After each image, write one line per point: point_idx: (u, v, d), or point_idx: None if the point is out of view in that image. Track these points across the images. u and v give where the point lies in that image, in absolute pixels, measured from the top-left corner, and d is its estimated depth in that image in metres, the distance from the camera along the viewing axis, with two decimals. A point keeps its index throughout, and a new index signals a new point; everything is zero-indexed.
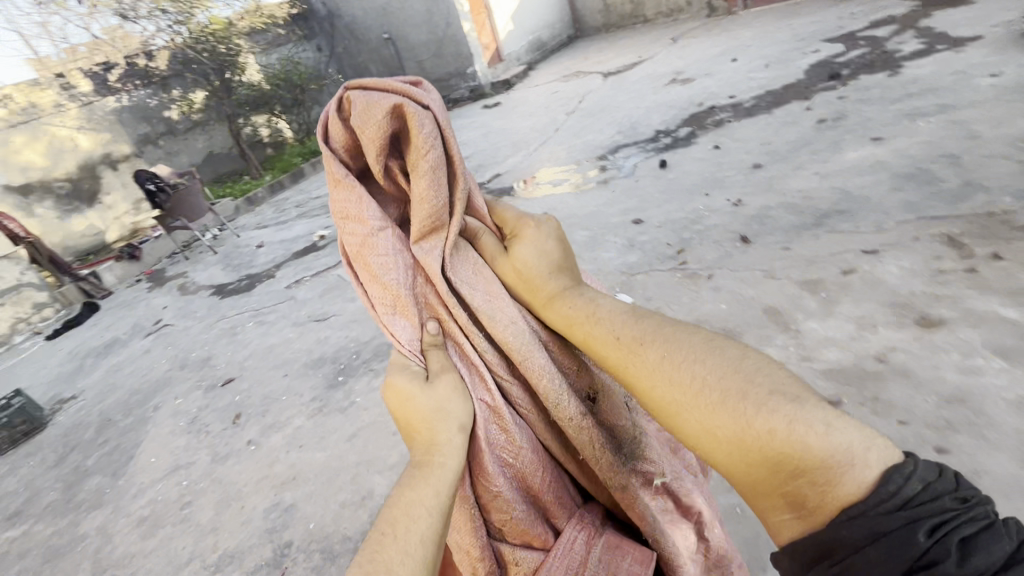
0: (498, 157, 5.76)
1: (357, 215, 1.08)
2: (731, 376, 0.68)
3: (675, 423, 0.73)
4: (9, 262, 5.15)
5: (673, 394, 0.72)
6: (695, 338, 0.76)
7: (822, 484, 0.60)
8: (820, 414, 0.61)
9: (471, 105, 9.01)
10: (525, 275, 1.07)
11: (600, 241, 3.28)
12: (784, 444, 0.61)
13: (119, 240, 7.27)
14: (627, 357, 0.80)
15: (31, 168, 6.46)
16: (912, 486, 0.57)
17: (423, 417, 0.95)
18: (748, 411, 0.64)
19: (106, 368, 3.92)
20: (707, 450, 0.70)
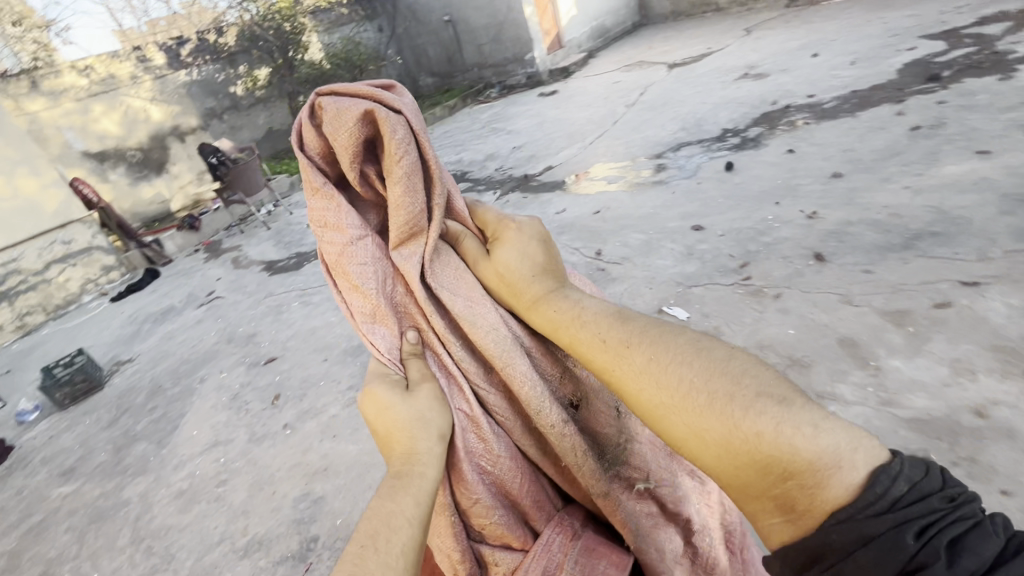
0: (552, 149, 5.59)
1: (336, 225, 1.13)
2: (716, 377, 0.69)
3: (662, 424, 0.74)
4: (82, 225, 5.34)
5: (657, 398, 0.74)
6: (687, 336, 0.77)
7: (806, 485, 0.59)
8: (808, 415, 0.61)
9: (528, 92, 8.81)
10: (508, 279, 1.12)
11: (655, 247, 3.09)
12: (775, 449, 0.60)
13: (183, 209, 7.57)
14: (615, 360, 0.81)
15: (107, 137, 6.85)
16: (898, 487, 0.56)
17: (401, 426, 1.01)
18: (737, 413, 0.64)
19: (161, 335, 4.08)
20: (692, 453, 0.70)
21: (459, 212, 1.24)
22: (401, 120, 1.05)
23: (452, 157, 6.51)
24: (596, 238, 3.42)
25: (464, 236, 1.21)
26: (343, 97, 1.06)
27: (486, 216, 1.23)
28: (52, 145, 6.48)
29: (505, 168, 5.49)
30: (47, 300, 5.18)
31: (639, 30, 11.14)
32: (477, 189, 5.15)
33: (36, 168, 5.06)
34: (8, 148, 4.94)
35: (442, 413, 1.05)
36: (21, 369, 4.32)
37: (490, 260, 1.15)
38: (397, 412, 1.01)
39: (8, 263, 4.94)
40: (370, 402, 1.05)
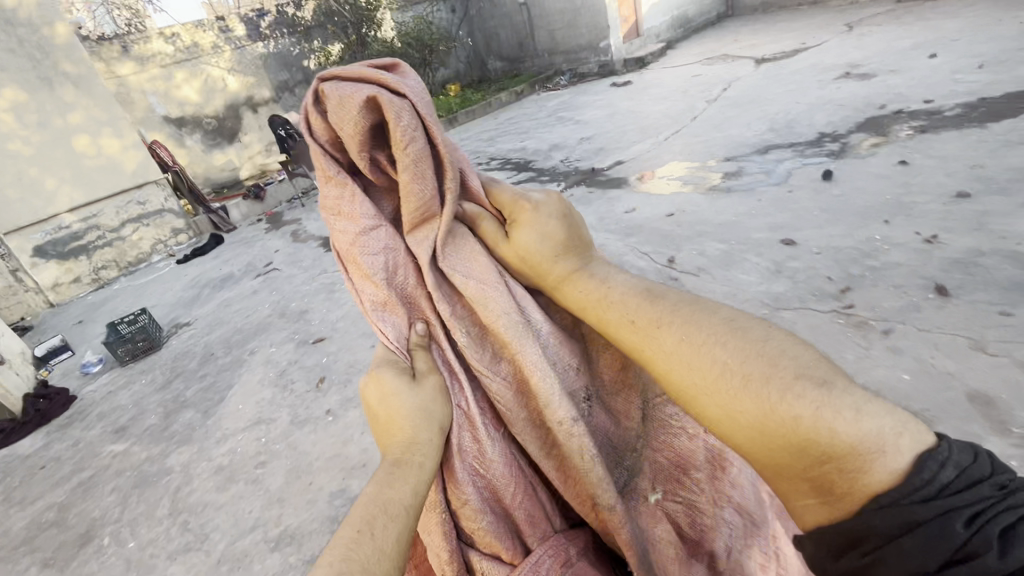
0: (623, 143, 5.27)
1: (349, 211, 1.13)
2: (746, 347, 0.71)
3: (705, 411, 0.74)
4: (157, 187, 5.56)
5: (687, 380, 0.76)
6: (716, 317, 0.78)
7: (852, 472, 0.60)
8: (853, 400, 0.60)
9: (599, 82, 8.45)
10: (529, 260, 1.13)
11: (737, 260, 2.79)
12: (812, 430, 0.60)
13: (251, 177, 7.85)
14: (646, 336, 0.84)
15: (187, 103, 7.09)
16: (949, 473, 0.58)
17: (405, 415, 1.02)
18: (773, 394, 0.65)
19: (219, 302, 4.17)
20: (727, 429, 0.72)
21: (472, 188, 1.22)
22: (408, 104, 1.05)
23: (516, 145, 6.32)
24: (667, 244, 3.15)
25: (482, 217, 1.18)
26: (348, 87, 1.07)
27: (501, 194, 1.21)
28: (137, 109, 6.71)
29: (571, 159, 5.24)
30: (120, 256, 5.43)
31: (723, 23, 10.47)
32: (540, 180, 4.94)
33: (119, 130, 5.29)
34: (96, 109, 5.14)
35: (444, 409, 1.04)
36: (92, 322, 4.53)
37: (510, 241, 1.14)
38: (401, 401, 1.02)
39: (89, 219, 5.19)
40: (372, 385, 1.06)
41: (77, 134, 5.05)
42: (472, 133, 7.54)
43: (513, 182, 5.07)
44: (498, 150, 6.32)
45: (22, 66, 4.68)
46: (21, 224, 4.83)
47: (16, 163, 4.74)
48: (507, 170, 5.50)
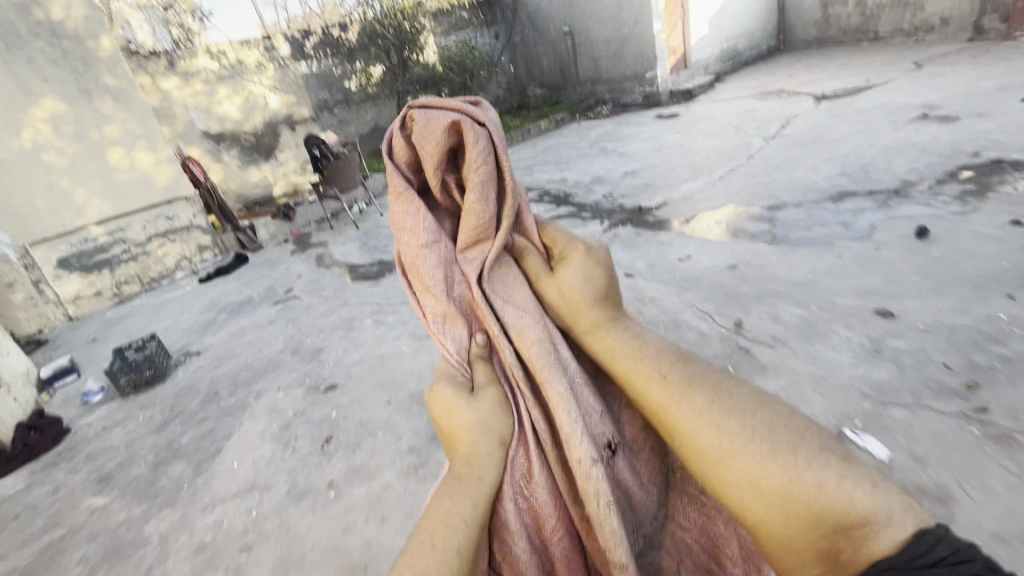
0: (672, 180, 4.88)
1: (414, 229, 1.12)
2: (753, 416, 0.76)
3: (723, 470, 0.75)
4: (187, 203, 5.45)
5: (715, 442, 0.76)
6: (746, 392, 0.81)
7: (858, 536, 0.65)
8: (867, 475, 0.67)
9: (643, 113, 8.13)
10: (571, 299, 1.08)
11: (821, 332, 2.35)
12: (831, 501, 0.66)
13: (284, 195, 7.72)
14: (673, 397, 0.82)
15: (226, 119, 7.03)
16: (943, 548, 0.61)
17: (464, 431, 0.94)
18: (798, 459, 0.70)
19: (233, 330, 3.91)
20: (739, 498, 0.74)
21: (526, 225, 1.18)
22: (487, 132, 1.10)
23: (555, 175, 6.01)
24: (733, 303, 2.72)
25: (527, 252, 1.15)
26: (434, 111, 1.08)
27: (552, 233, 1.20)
28: (178, 123, 6.70)
29: (615, 195, 4.87)
30: (144, 271, 5.27)
31: (774, 57, 10.08)
32: (581, 215, 4.59)
33: (154, 145, 5.20)
34: (133, 122, 5.07)
35: (503, 415, 0.98)
36: (105, 341, 4.33)
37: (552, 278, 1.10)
38: (462, 415, 0.96)
39: (116, 231, 5.07)
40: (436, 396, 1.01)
41: (112, 147, 4.97)
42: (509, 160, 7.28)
43: (552, 216, 4.73)
44: (536, 180, 6.02)
45: (64, 77, 4.65)
46: (47, 235, 4.73)
47: (49, 173, 4.67)
48: (546, 202, 5.17)
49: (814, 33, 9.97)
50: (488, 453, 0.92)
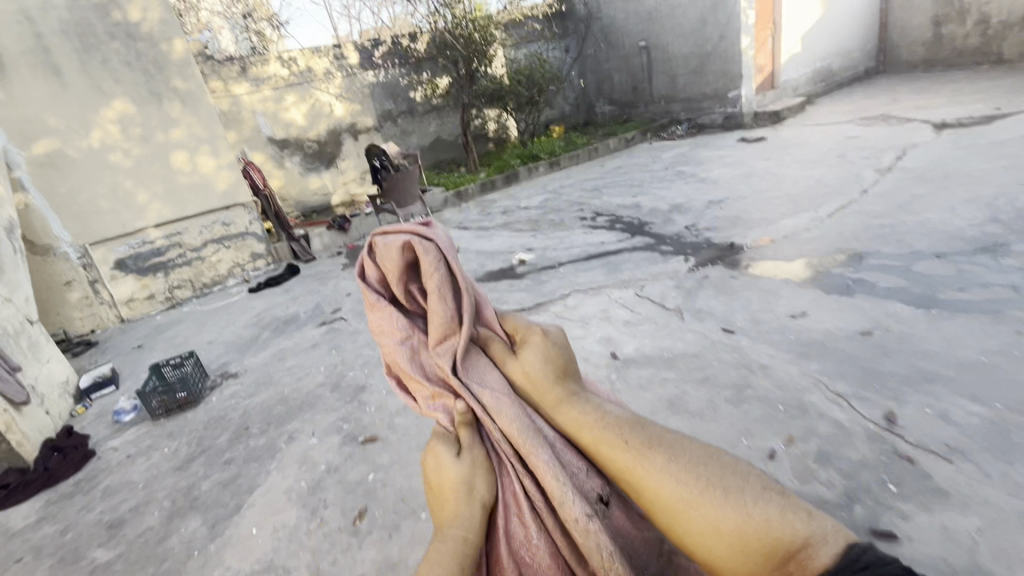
0: (767, 214, 4.27)
1: (390, 330, 1.26)
2: (703, 467, 0.98)
3: (688, 518, 0.96)
4: (243, 210, 5.34)
5: (675, 492, 0.97)
6: (693, 446, 1.02)
7: (802, 556, 0.87)
8: (796, 503, 0.92)
9: (723, 136, 7.51)
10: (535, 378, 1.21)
11: (1019, 447, 1.73)
12: (780, 532, 0.89)
13: (341, 204, 7.55)
14: (637, 458, 1.03)
15: (292, 125, 6.97)
16: (866, 552, 0.84)
17: (453, 486, 1.08)
18: (746, 499, 0.93)
19: (274, 352, 3.64)
20: (706, 544, 0.95)
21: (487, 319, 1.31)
22: (433, 246, 1.25)
23: (627, 200, 5.50)
24: (876, 387, 2.12)
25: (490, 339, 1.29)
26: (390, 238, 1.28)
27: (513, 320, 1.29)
28: (245, 128, 6.64)
29: (700, 227, 4.30)
30: (197, 277, 5.17)
31: (873, 80, 9.18)
32: (661, 248, 4.05)
33: (217, 150, 5.13)
34: (199, 126, 5.01)
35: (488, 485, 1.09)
36: (150, 350, 4.18)
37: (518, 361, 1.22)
38: (451, 471, 1.09)
39: (172, 236, 5.00)
40: (428, 455, 1.14)
41: (176, 151, 4.91)
42: (575, 180, 6.84)
43: (626, 247, 4.22)
44: (606, 204, 5.53)
45: (136, 79, 4.64)
46: (107, 236, 4.69)
47: (114, 174, 4.65)
48: (617, 229, 4.67)
49: (921, 54, 9.04)
50: (471, 513, 1.04)
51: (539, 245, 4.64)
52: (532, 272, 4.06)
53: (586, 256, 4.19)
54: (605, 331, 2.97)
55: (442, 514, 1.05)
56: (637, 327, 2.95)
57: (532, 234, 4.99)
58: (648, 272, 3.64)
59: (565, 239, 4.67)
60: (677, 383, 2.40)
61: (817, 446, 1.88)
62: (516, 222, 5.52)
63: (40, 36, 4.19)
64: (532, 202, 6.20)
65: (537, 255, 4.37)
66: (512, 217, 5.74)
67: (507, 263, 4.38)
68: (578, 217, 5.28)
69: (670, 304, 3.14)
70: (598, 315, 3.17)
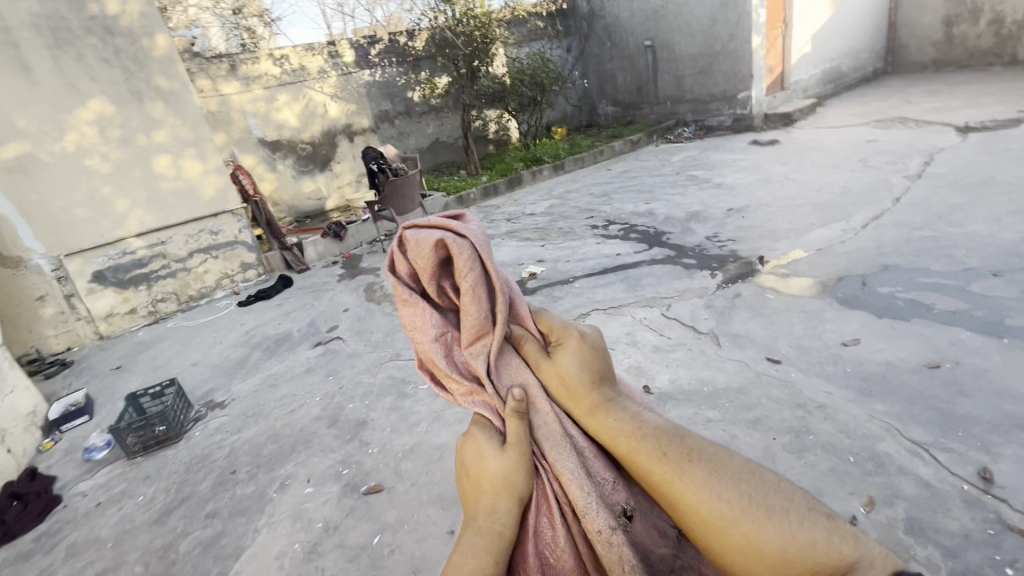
0: (794, 223, 4.01)
1: (425, 326, 1.02)
2: (745, 481, 0.78)
3: (724, 540, 0.77)
4: (232, 217, 5.03)
5: (713, 512, 0.77)
6: (734, 458, 0.82)
7: None
8: (845, 529, 0.74)
9: (733, 139, 7.26)
10: (571, 383, 0.98)
11: None
12: (822, 558, 0.72)
13: (335, 209, 7.22)
14: (675, 470, 0.81)
15: (285, 127, 6.62)
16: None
17: (486, 484, 0.88)
18: (792, 522, 0.74)
19: (265, 377, 3.32)
20: (740, 563, 0.76)
21: (523, 316, 1.07)
22: (469, 243, 1.00)
23: (639, 207, 5.22)
24: (959, 434, 1.85)
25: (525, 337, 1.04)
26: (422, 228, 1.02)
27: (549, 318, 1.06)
28: (234, 129, 6.28)
29: (722, 238, 4.03)
30: (182, 289, 4.84)
31: (882, 81, 8.97)
32: (683, 261, 3.77)
33: (203, 153, 4.80)
34: (183, 128, 4.67)
35: (527, 479, 0.90)
36: (129, 372, 3.84)
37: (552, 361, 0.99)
38: (490, 464, 0.89)
39: (155, 245, 4.66)
40: (471, 443, 0.94)
41: (159, 154, 4.57)
42: (581, 184, 6.54)
43: (644, 259, 3.94)
44: (617, 210, 5.26)
45: (115, 77, 4.29)
46: (84, 246, 4.33)
47: (90, 179, 4.30)
48: (632, 239, 4.39)
49: (931, 55, 8.85)
50: (509, 508, 0.86)
51: (550, 256, 4.35)
52: (544, 286, 3.77)
53: (602, 269, 3.90)
54: (633, 359, 2.68)
55: (478, 503, 0.87)
56: (669, 354, 2.67)
57: (540, 244, 4.70)
58: (672, 289, 3.36)
59: (576, 250, 4.38)
60: (724, 425, 2.11)
61: (905, 513, 1.60)
62: (522, 229, 5.24)
63: (7, 29, 3.83)
64: (537, 208, 5.91)
65: (548, 268, 4.09)
66: (518, 224, 5.45)
67: (516, 276, 4.08)
68: (588, 224, 4.99)
69: (702, 327, 2.85)
70: (623, 339, 2.88)
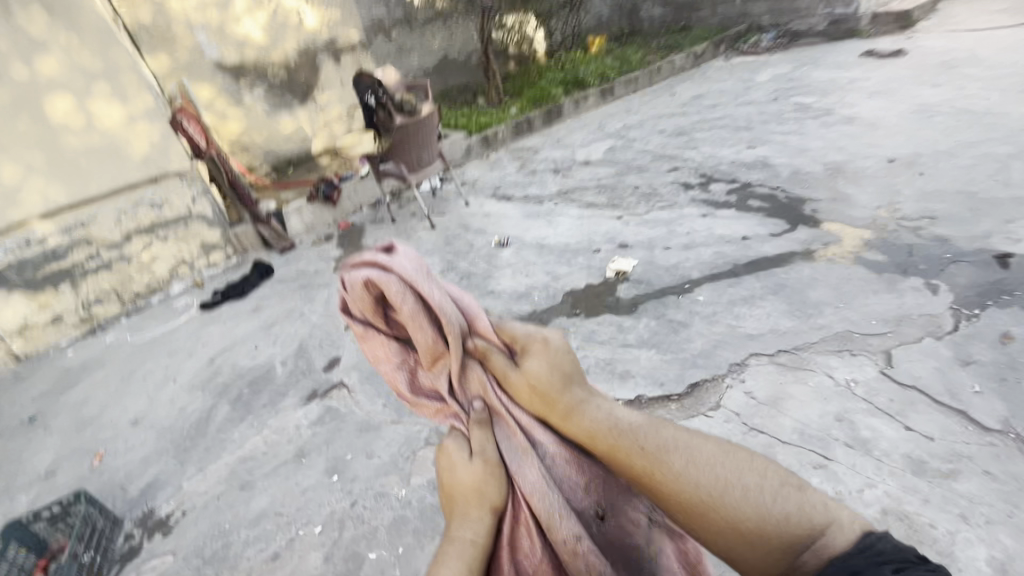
0: (1019, 187, 2.65)
1: (386, 356, 1.12)
2: (718, 465, 0.86)
3: (707, 525, 0.85)
4: (181, 182, 3.62)
5: (689, 497, 0.86)
6: (707, 443, 0.90)
7: (816, 546, 0.77)
8: (819, 496, 0.82)
9: (835, 49, 5.59)
10: (540, 388, 1.02)
11: None
12: (798, 526, 0.79)
13: (324, 152, 5.70)
14: (651, 461, 0.90)
15: (248, 45, 4.95)
16: (883, 540, 0.73)
17: (462, 490, 1.00)
18: (763, 500, 0.82)
19: (233, 466, 2.13)
20: (718, 536, 0.84)
21: (483, 330, 1.10)
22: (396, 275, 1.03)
23: (740, 153, 3.80)
24: None
25: (489, 351, 1.08)
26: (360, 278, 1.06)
27: (511, 332, 1.10)
28: (179, 50, 4.63)
29: (906, 212, 2.69)
30: (123, 285, 3.53)
31: None
32: (861, 257, 2.46)
33: (121, 89, 3.30)
34: (84, 51, 3.14)
35: (500, 485, 0.99)
36: (43, 430, 2.65)
37: (521, 370, 1.03)
38: (461, 474, 1.01)
39: (72, 229, 3.29)
40: (447, 454, 1.06)
41: (54, 93, 3.09)
42: (642, 116, 5.02)
43: (792, 249, 2.63)
44: (710, 157, 3.83)
45: None
46: None
47: None
48: (756, 211, 3.03)
49: None
50: (480, 516, 0.95)
51: (637, 238, 3.03)
52: (647, 298, 2.50)
53: (731, 266, 2.59)
54: (885, 493, 1.48)
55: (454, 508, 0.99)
56: (952, 484, 1.46)
57: (615, 214, 3.35)
58: (874, 316, 2.09)
59: (676, 228, 3.04)
60: None
61: None
62: (579, 187, 3.85)
63: None
64: (591, 152, 4.46)
65: (641, 261, 2.78)
66: (571, 177, 4.05)
67: (598, 274, 2.77)
68: (675, 181, 3.61)
69: (983, 413, 1.63)
70: (838, 435, 1.66)
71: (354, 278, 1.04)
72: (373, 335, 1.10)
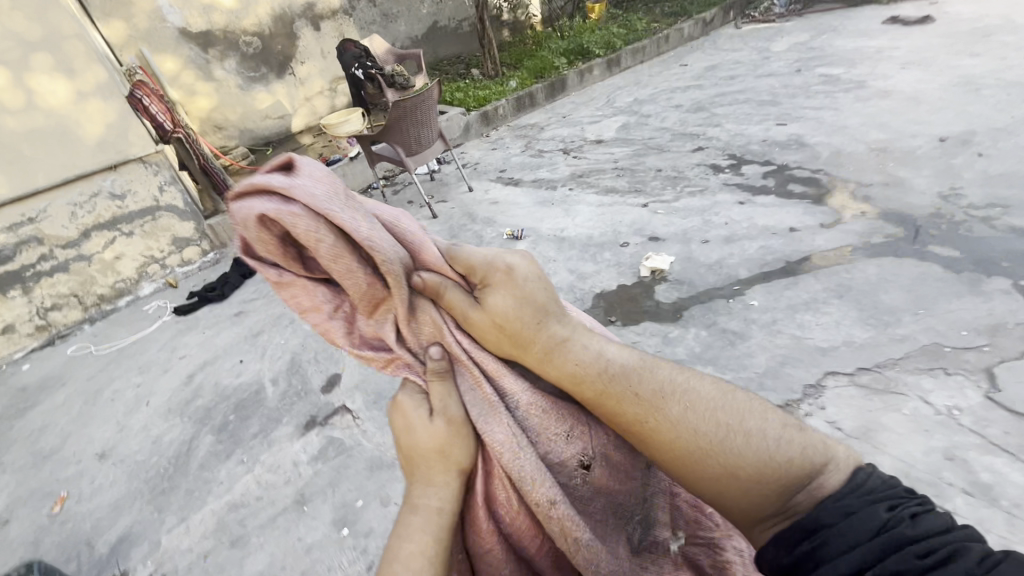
0: None
1: (313, 304, 0.84)
2: (720, 410, 0.72)
3: (697, 473, 0.71)
4: (147, 169, 3.19)
5: (686, 448, 0.71)
6: (705, 382, 0.76)
7: (812, 486, 0.68)
8: (819, 437, 0.71)
9: (854, 17, 5.25)
10: (508, 329, 0.80)
11: None
12: (800, 470, 0.68)
13: (305, 130, 5.21)
14: (648, 409, 0.73)
15: (215, 10, 4.39)
16: (873, 477, 0.67)
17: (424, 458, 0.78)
18: (768, 446, 0.69)
19: (222, 516, 1.80)
20: (723, 494, 0.70)
21: (431, 258, 0.86)
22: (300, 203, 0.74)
23: (770, 131, 3.48)
24: None
25: (442, 285, 0.84)
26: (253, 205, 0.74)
27: (466, 256, 0.85)
28: (137, 15, 4.07)
29: (972, 200, 2.42)
30: (85, 288, 3.11)
31: None
32: (931, 252, 2.19)
33: (67, 62, 2.83)
34: (17, 15, 2.64)
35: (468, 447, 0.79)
36: None
37: (481, 308, 0.80)
38: (419, 437, 0.79)
39: (19, 225, 2.85)
40: (398, 412, 0.83)
41: None
42: (654, 90, 4.65)
43: (849, 242, 2.34)
44: (738, 136, 3.50)
45: None
46: None
47: None
48: (799, 198, 2.73)
49: None
50: (447, 480, 0.76)
51: (669, 229, 2.71)
52: (693, 302, 2.20)
53: (784, 264, 2.29)
54: None
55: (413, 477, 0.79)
56: None
57: (640, 202, 3.01)
58: (964, 326, 1.82)
59: (712, 218, 2.73)
60: None
61: None
62: (595, 170, 3.50)
63: None
64: (603, 130, 4.09)
65: (679, 258, 2.47)
66: (583, 159, 3.69)
67: (631, 273, 2.45)
68: (702, 163, 3.28)
69: None
70: (954, 479, 1.40)
71: (245, 210, 0.73)
72: (287, 281, 0.81)
